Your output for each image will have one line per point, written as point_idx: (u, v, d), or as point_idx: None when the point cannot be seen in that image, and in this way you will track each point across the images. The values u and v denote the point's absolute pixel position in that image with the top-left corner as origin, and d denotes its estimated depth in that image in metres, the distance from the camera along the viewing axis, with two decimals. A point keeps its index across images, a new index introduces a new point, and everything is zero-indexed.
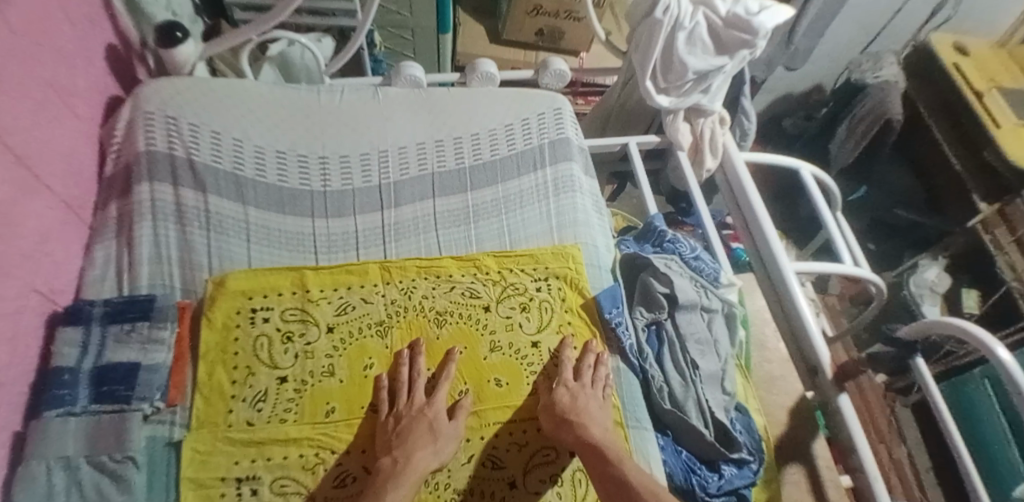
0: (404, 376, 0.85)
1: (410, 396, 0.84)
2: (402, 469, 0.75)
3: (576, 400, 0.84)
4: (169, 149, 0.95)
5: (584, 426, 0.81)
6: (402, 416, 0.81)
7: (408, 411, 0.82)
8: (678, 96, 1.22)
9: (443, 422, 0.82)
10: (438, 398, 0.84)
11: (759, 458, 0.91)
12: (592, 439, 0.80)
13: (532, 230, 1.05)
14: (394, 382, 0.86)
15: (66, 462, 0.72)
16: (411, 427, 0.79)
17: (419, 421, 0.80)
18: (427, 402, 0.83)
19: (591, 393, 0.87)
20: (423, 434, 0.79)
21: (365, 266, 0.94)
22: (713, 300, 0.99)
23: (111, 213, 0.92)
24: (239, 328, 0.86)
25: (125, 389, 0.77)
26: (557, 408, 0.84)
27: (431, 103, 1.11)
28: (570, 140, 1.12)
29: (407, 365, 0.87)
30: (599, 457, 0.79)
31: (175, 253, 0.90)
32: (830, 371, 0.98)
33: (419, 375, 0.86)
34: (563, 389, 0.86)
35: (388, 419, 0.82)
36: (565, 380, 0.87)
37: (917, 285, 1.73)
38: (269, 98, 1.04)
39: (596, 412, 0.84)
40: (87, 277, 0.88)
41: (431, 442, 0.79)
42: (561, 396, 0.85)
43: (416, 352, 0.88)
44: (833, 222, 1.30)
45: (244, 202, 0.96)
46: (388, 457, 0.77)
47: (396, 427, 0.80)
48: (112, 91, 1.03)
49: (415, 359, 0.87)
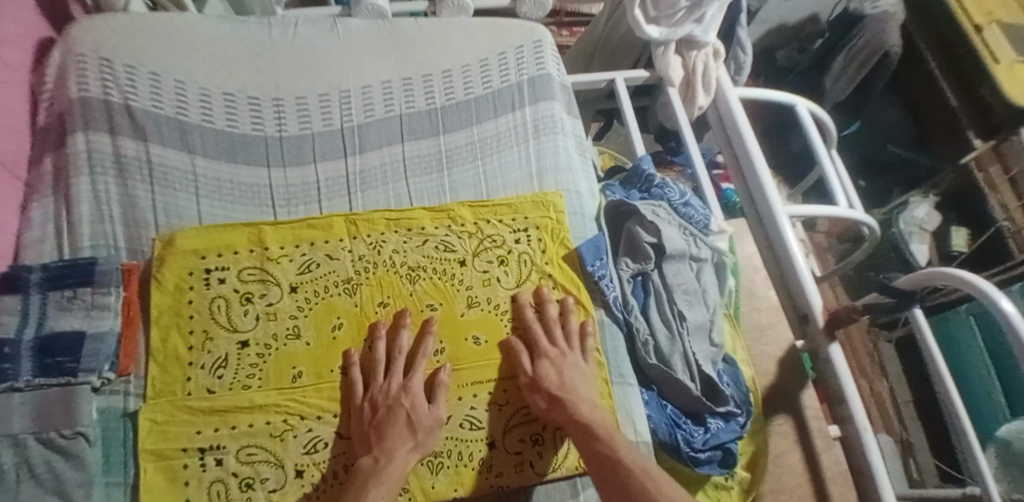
0: (381, 348, 0.80)
1: (387, 379, 0.78)
2: (382, 468, 0.70)
3: (562, 376, 0.79)
4: (104, 94, 0.85)
5: (574, 404, 0.77)
6: (379, 405, 0.76)
7: (384, 398, 0.76)
8: (669, 26, 1.13)
9: (423, 410, 0.76)
10: (416, 381, 0.77)
11: (746, 412, 0.88)
12: (580, 418, 0.76)
13: (511, 176, 0.98)
14: (370, 359, 0.80)
15: (13, 440, 0.67)
16: (389, 421, 0.74)
17: (397, 413, 0.74)
18: (404, 385, 0.77)
19: (573, 361, 0.82)
20: (402, 430, 0.73)
21: (329, 219, 0.88)
22: (702, 249, 0.94)
23: (47, 168, 0.84)
24: (193, 291, 0.80)
25: (71, 361, 0.72)
26: (541, 385, 0.79)
27: (397, 36, 1.01)
28: (551, 77, 1.04)
29: (385, 339, 0.81)
30: (587, 436, 0.74)
31: (118, 210, 0.82)
32: (821, 319, 0.95)
33: (400, 350, 0.80)
34: (546, 363, 0.81)
35: (363, 405, 0.76)
36: (544, 351, 0.82)
37: (905, 223, 1.64)
38: (215, 34, 0.93)
39: (580, 382, 0.80)
40: (25, 239, 0.80)
41: (411, 437, 0.73)
42: (545, 372, 0.80)
43: (400, 324, 0.82)
44: (828, 161, 1.24)
45: (191, 152, 0.87)
46: (368, 456, 0.72)
47: (374, 417, 0.75)
48: (40, 30, 0.92)
49: (398, 332, 0.81)
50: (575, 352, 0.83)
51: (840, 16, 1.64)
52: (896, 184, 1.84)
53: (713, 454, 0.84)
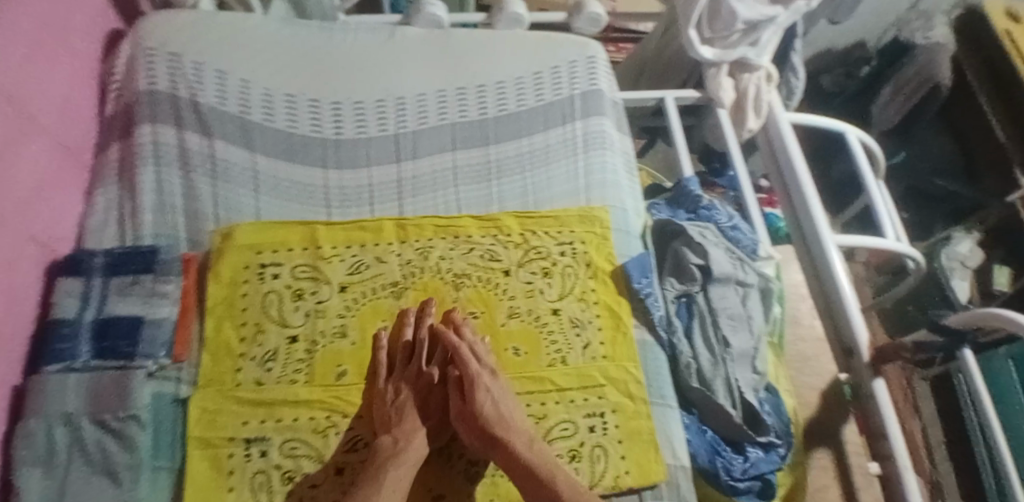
0: (409, 336, 0.82)
1: (412, 365, 0.81)
2: (404, 448, 0.72)
3: (500, 409, 0.76)
4: (172, 88, 0.88)
5: (513, 441, 0.74)
6: (403, 389, 0.78)
7: (408, 382, 0.78)
8: (723, 48, 1.13)
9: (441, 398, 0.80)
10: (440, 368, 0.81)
11: (787, 443, 0.87)
12: (525, 458, 0.73)
13: (559, 190, 0.97)
14: (399, 344, 0.83)
15: (67, 418, 0.69)
16: (412, 404, 0.76)
17: (420, 397, 0.78)
18: (429, 374, 0.81)
19: (507, 392, 0.79)
20: (422, 415, 0.76)
21: (380, 223, 0.90)
22: (750, 274, 0.94)
23: (112, 155, 0.87)
24: (247, 284, 0.81)
25: (128, 345, 0.74)
26: (479, 420, 0.76)
27: (454, 46, 1.03)
28: (602, 92, 1.04)
29: (413, 326, 0.83)
30: (532, 477, 0.72)
31: (179, 201, 0.84)
32: (867, 354, 0.93)
33: (425, 338, 0.82)
34: (483, 393, 0.77)
35: (387, 389, 0.78)
36: (479, 377, 0.78)
37: (949, 258, 1.55)
38: (275, 37, 0.96)
39: (519, 416, 0.77)
40: (87, 224, 0.83)
41: (426, 421, 0.77)
42: (482, 403, 0.76)
43: (424, 313, 0.84)
44: (876, 188, 1.22)
45: (252, 149, 0.89)
46: (387, 435, 0.73)
47: (396, 400, 0.77)
48: (113, 24, 0.96)
49: (422, 320, 0.83)
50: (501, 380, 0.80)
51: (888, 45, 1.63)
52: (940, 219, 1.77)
53: (751, 484, 0.83)
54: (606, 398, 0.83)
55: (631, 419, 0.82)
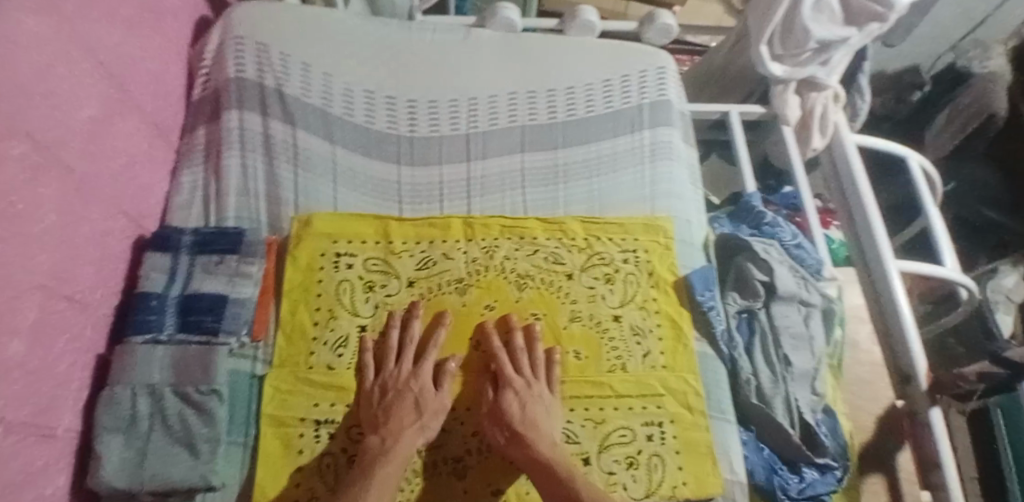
0: (394, 337, 0.81)
1: (398, 365, 0.79)
2: (390, 447, 0.71)
3: (526, 411, 0.77)
4: (259, 77, 0.92)
5: (534, 441, 0.75)
6: (388, 389, 0.77)
7: (394, 382, 0.77)
8: (792, 66, 1.12)
9: (430, 395, 0.77)
10: (426, 367, 0.79)
11: (843, 466, 0.86)
12: (541, 456, 0.74)
13: (624, 197, 0.98)
14: (383, 345, 0.81)
15: (151, 389, 0.71)
16: (396, 404, 0.75)
17: (405, 397, 0.76)
18: (414, 372, 0.79)
19: (540, 394, 0.79)
20: (410, 413, 0.75)
21: (448, 220, 0.91)
22: (813, 294, 0.93)
23: (199, 139, 0.90)
24: (322, 272, 0.84)
25: (213, 321, 0.76)
26: (503, 420, 0.77)
27: (525, 49, 1.04)
28: (671, 103, 1.04)
29: (399, 327, 0.82)
30: (550, 477, 0.72)
31: (262, 186, 0.87)
32: (925, 382, 0.92)
33: (411, 339, 0.81)
34: (509, 395, 0.78)
35: (373, 389, 0.77)
36: (510, 380, 0.80)
37: (994, 291, 1.47)
38: (357, 32, 0.99)
39: (544, 421, 0.77)
40: (173, 202, 0.87)
41: (417, 419, 0.75)
42: (509, 404, 0.78)
43: (411, 314, 0.83)
44: (935, 213, 1.19)
45: (332, 142, 0.92)
46: (375, 435, 0.73)
47: (383, 400, 0.76)
48: (201, 11, 1.00)
49: (408, 322, 0.82)
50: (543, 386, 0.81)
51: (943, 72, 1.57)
52: (979, 250, 1.64)
53: None
54: (664, 408, 0.83)
55: (689, 430, 0.82)
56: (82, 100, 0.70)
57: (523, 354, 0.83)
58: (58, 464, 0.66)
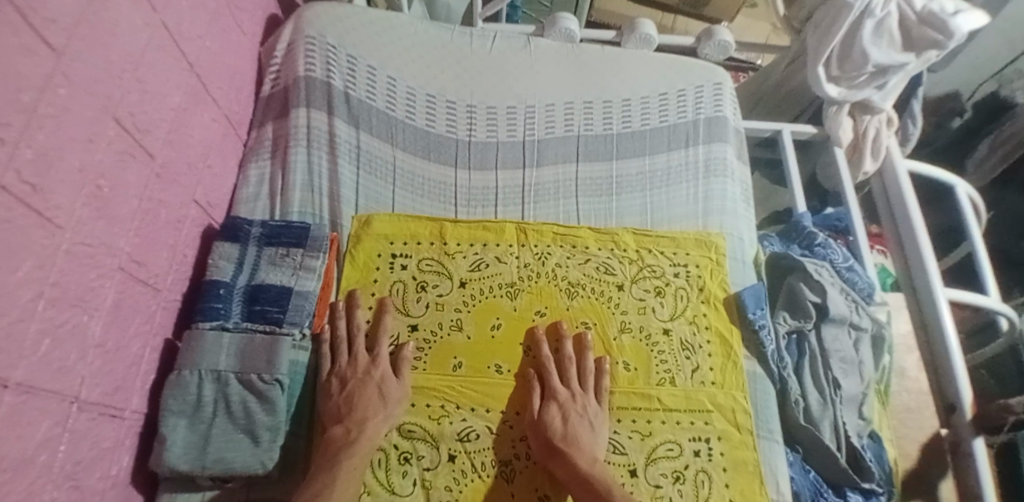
0: (342, 327, 0.82)
1: (353, 354, 0.80)
2: (354, 438, 0.72)
3: (568, 425, 0.77)
4: (326, 77, 0.96)
5: (576, 456, 0.74)
6: (347, 379, 0.78)
7: (353, 372, 0.78)
8: (848, 88, 1.10)
9: (391, 383, 0.78)
10: (383, 355, 0.80)
11: (887, 492, 0.85)
12: (583, 473, 0.72)
13: (675, 211, 0.99)
14: (335, 336, 0.82)
15: (217, 375, 0.73)
16: (358, 393, 0.76)
17: (366, 385, 0.77)
18: (372, 360, 0.79)
19: (587, 411, 0.79)
20: (372, 401, 0.76)
21: (502, 224, 0.93)
22: (864, 319, 0.92)
23: (267, 134, 0.94)
24: (378, 271, 0.88)
25: (277, 311, 0.78)
26: (543, 430, 0.77)
27: (584, 61, 1.06)
28: (726, 119, 1.05)
29: (345, 318, 0.83)
30: (590, 492, 0.71)
31: (325, 183, 0.91)
32: (969, 413, 0.91)
33: (356, 328, 0.82)
34: (552, 408, 0.79)
35: (331, 380, 0.78)
36: (554, 392, 0.80)
37: None
38: (420, 36, 1.03)
39: (586, 436, 0.77)
40: (240, 194, 0.90)
41: (381, 407, 0.76)
42: (551, 418, 0.78)
43: (353, 304, 0.84)
44: (977, 233, 1.13)
45: (393, 142, 0.97)
46: (339, 426, 0.74)
47: (343, 390, 0.77)
48: (271, 9, 1.03)
49: (352, 312, 0.83)
50: (592, 398, 0.81)
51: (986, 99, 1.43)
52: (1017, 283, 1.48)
53: None
54: (712, 424, 0.83)
55: (738, 448, 0.82)
56: (168, 90, 0.73)
57: (572, 364, 0.84)
58: (124, 445, 0.67)
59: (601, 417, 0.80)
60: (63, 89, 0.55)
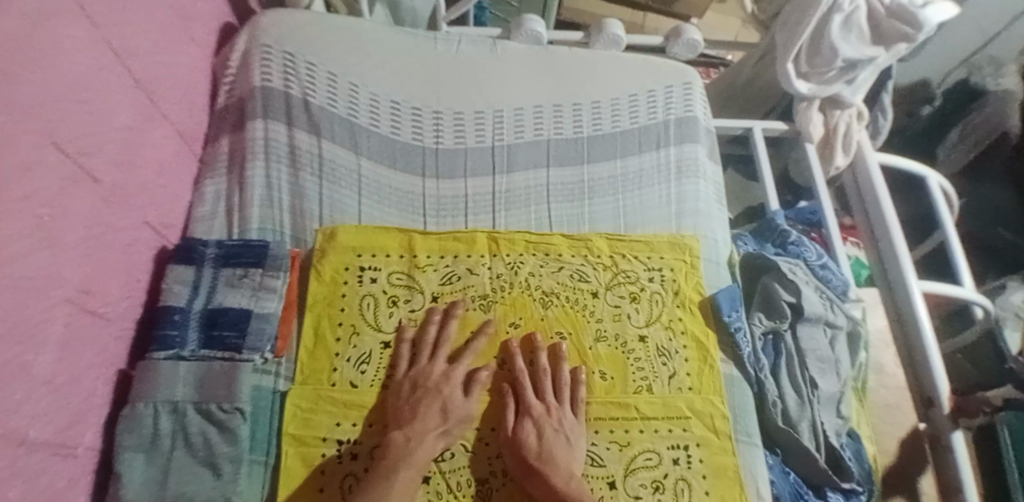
0: (447, 333, 0.82)
1: (432, 362, 0.80)
2: (414, 449, 0.71)
3: (542, 442, 0.75)
4: (285, 87, 0.93)
5: (551, 475, 0.73)
6: (418, 386, 0.77)
7: (426, 380, 0.78)
8: (818, 84, 1.10)
9: (458, 402, 0.77)
10: (458, 371, 0.79)
11: (868, 490, 0.84)
12: (557, 491, 0.71)
13: (650, 214, 0.97)
14: (417, 340, 0.82)
15: (173, 406, 0.70)
16: (426, 403, 0.75)
17: (435, 398, 0.76)
18: (447, 373, 0.79)
19: (562, 424, 0.78)
20: (435, 417, 0.75)
21: (473, 234, 0.91)
22: (839, 316, 0.92)
23: (223, 148, 0.91)
24: (347, 285, 0.84)
25: (236, 337, 0.76)
26: (518, 448, 0.75)
27: (552, 63, 1.04)
28: (697, 119, 1.03)
29: (438, 324, 0.83)
30: None
31: (286, 198, 0.88)
32: (947, 405, 0.90)
33: (447, 338, 0.82)
34: (527, 425, 0.77)
35: (403, 383, 0.78)
36: (529, 407, 0.79)
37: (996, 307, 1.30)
38: (383, 42, 1.00)
39: (562, 452, 0.75)
40: (196, 212, 0.86)
41: (442, 422, 0.75)
42: (526, 435, 0.76)
43: (450, 313, 0.83)
44: (950, 223, 1.14)
45: (357, 153, 0.94)
46: (398, 432, 0.73)
47: (411, 395, 0.76)
48: (225, 18, 1.00)
49: (447, 320, 0.83)
50: (568, 411, 0.79)
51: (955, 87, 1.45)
52: (993, 267, 1.45)
53: None
54: (690, 431, 0.82)
55: (717, 455, 0.81)
56: (115, 108, 0.69)
57: (547, 376, 0.82)
58: (78, 484, 0.63)
59: (576, 432, 0.78)
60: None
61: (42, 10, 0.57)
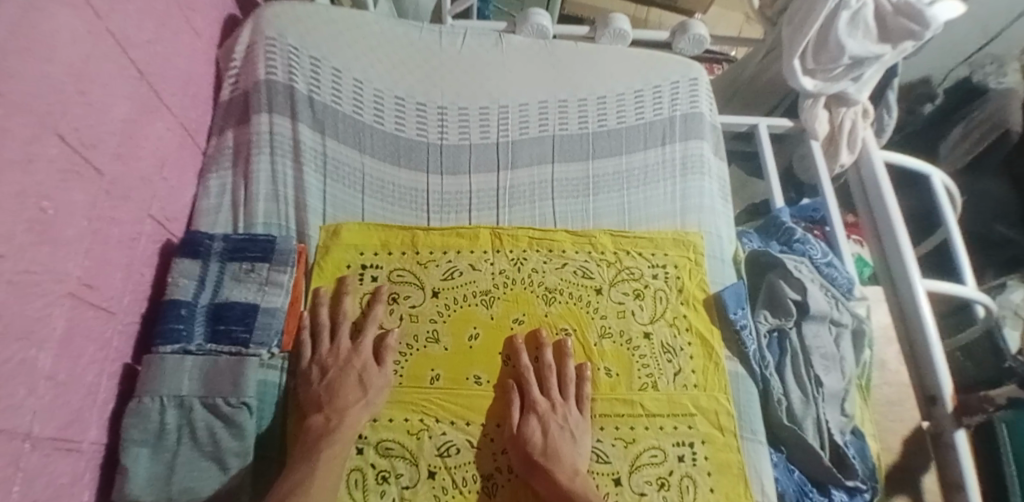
0: (346, 310, 0.82)
1: (334, 343, 0.79)
2: (336, 426, 0.71)
3: (548, 439, 0.75)
4: (288, 80, 0.92)
5: (556, 471, 0.72)
6: (328, 368, 0.76)
7: (334, 360, 0.77)
8: (824, 81, 1.09)
9: (374, 371, 0.77)
10: (366, 343, 0.79)
11: (872, 488, 0.84)
12: (562, 488, 0.71)
13: (654, 210, 0.97)
14: (315, 325, 0.80)
15: (180, 401, 0.70)
16: (339, 381, 0.75)
17: (348, 373, 0.76)
18: (354, 348, 0.78)
19: (568, 422, 0.78)
20: (354, 389, 0.74)
21: (476, 230, 0.90)
22: (844, 314, 0.92)
23: (227, 141, 0.90)
24: (348, 283, 0.85)
25: (243, 331, 0.75)
26: (523, 445, 0.75)
27: (557, 58, 1.04)
28: (703, 115, 1.03)
29: (329, 305, 0.82)
30: None
31: (290, 192, 0.88)
32: (950, 404, 0.91)
33: (343, 315, 0.81)
34: (531, 421, 0.77)
35: (310, 369, 0.77)
36: (534, 404, 0.79)
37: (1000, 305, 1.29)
38: (387, 35, 0.99)
39: (567, 448, 0.75)
40: (200, 206, 0.86)
41: (362, 394, 0.75)
42: (530, 432, 0.76)
43: (341, 291, 0.83)
44: (953, 221, 1.13)
45: (361, 149, 0.93)
46: (319, 414, 0.72)
47: (322, 378, 0.75)
48: (228, 10, 0.99)
49: (339, 299, 0.82)
50: (574, 408, 0.79)
51: (959, 84, 1.44)
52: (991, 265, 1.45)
53: None
54: (695, 428, 0.82)
55: (722, 451, 0.81)
56: (117, 100, 0.68)
57: (552, 373, 0.82)
58: (83, 479, 0.63)
59: (583, 430, 0.78)
60: None
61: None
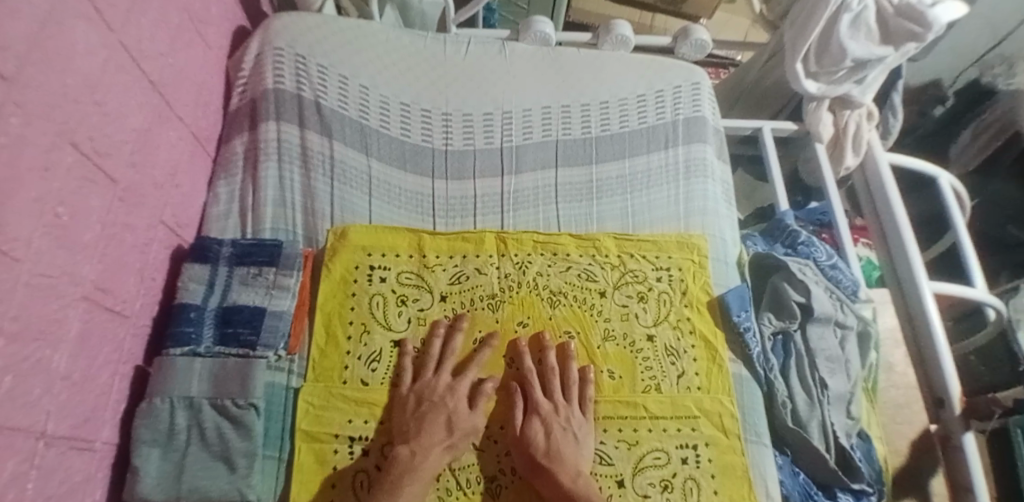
0: (437, 345, 0.82)
1: (437, 375, 0.80)
2: (418, 463, 0.71)
3: (550, 441, 0.76)
4: (297, 89, 0.94)
5: (558, 473, 0.73)
6: (423, 400, 0.77)
7: (431, 394, 0.78)
8: (827, 83, 1.09)
9: (465, 414, 0.77)
10: (464, 384, 0.79)
11: (878, 491, 0.84)
12: (565, 490, 0.72)
13: (658, 214, 0.98)
14: (426, 352, 0.82)
15: (189, 402, 0.71)
16: (430, 416, 0.75)
17: (440, 411, 0.76)
18: (451, 385, 0.79)
19: (572, 425, 0.78)
20: (439, 429, 0.74)
21: (481, 234, 0.91)
22: (849, 316, 0.92)
23: (237, 149, 0.92)
24: (356, 284, 0.86)
25: (251, 334, 0.77)
26: (526, 447, 0.76)
27: (561, 64, 1.05)
28: (706, 119, 1.04)
29: (443, 337, 0.83)
30: None
31: (299, 198, 0.90)
32: (958, 406, 0.90)
33: (452, 352, 0.82)
34: (535, 424, 0.78)
35: (409, 397, 0.78)
36: (537, 406, 0.79)
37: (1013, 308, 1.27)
38: (394, 44, 1.01)
39: (569, 449, 0.76)
40: (210, 212, 0.88)
41: (447, 437, 0.74)
42: (533, 434, 0.77)
43: (456, 326, 0.84)
44: (962, 224, 1.10)
45: (368, 155, 0.95)
46: (404, 447, 0.73)
47: (417, 409, 0.76)
48: (238, 22, 1.02)
49: (453, 334, 0.83)
50: (577, 411, 0.80)
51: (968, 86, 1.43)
52: (1005, 269, 1.42)
53: None
54: (699, 430, 0.82)
55: (726, 454, 0.81)
56: (131, 110, 0.71)
57: (556, 376, 0.82)
58: (95, 478, 0.64)
59: (585, 433, 0.78)
60: (16, 117, 0.51)
61: (59, 14, 0.58)
